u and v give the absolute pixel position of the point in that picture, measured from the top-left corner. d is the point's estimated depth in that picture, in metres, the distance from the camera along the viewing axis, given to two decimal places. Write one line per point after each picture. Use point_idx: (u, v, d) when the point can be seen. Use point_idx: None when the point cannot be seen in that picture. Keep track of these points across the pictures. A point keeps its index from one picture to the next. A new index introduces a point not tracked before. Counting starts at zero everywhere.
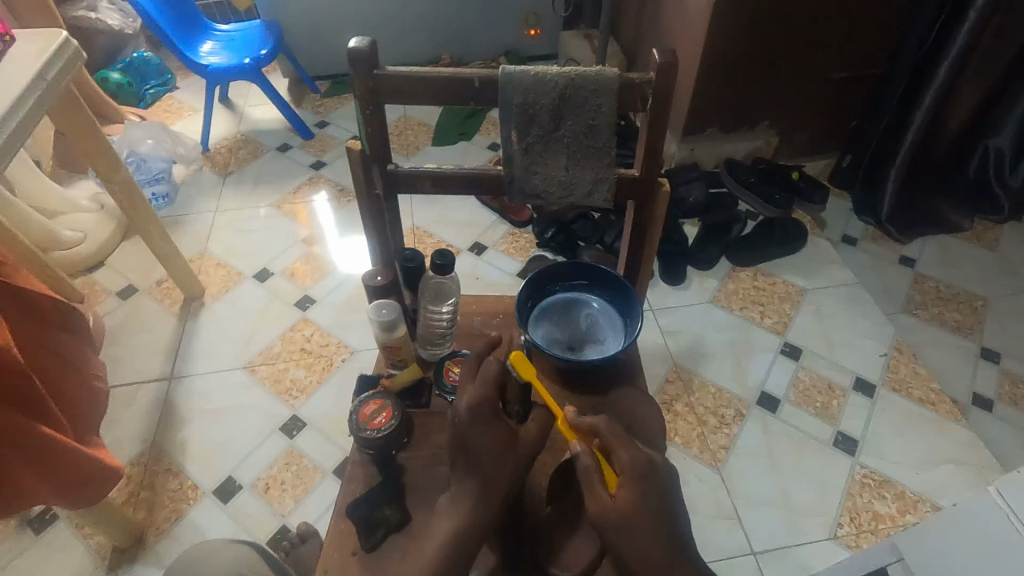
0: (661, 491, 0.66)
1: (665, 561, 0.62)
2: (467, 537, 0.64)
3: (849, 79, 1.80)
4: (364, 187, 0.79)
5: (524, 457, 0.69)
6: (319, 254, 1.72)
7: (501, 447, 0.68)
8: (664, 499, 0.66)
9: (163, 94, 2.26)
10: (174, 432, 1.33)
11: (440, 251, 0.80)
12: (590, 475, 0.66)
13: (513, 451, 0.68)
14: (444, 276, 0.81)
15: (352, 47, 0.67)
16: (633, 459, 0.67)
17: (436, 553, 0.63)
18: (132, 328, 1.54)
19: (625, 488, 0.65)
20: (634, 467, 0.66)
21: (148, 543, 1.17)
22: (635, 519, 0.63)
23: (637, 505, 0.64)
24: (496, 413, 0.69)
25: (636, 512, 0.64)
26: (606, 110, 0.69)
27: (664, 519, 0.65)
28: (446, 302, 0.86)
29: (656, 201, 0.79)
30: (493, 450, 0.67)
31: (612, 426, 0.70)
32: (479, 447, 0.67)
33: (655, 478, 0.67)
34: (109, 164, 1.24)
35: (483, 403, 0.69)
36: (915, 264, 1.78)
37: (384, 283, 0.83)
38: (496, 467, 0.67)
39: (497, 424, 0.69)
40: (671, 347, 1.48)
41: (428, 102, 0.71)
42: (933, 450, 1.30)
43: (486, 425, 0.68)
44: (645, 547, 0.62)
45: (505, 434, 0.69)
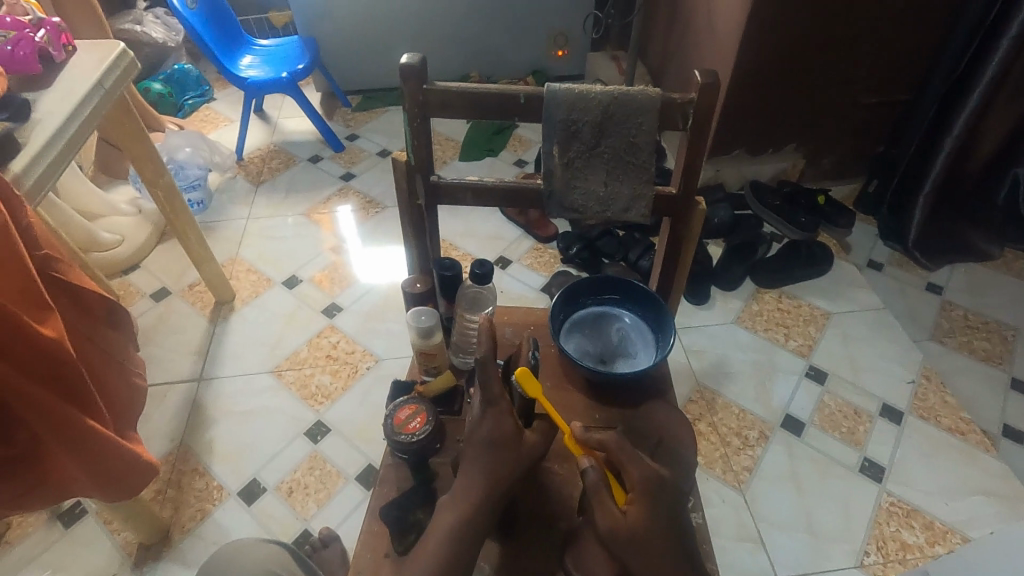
0: (671, 508, 0.67)
1: (674, 573, 0.64)
2: (468, 531, 0.65)
3: (877, 105, 1.80)
4: (406, 196, 0.81)
5: (527, 456, 0.70)
6: (346, 263, 1.75)
7: (503, 443, 0.69)
8: (672, 514, 0.66)
9: (201, 104, 2.34)
10: (201, 433, 1.35)
11: (479, 261, 0.85)
12: (600, 490, 0.66)
13: (516, 449, 0.69)
14: (482, 285, 0.85)
15: (404, 63, 0.69)
16: (644, 476, 0.67)
17: (438, 549, 0.64)
18: (164, 328, 1.58)
19: (636, 505, 0.65)
20: (645, 485, 0.66)
21: (173, 541, 1.19)
22: (645, 534, 0.64)
23: (647, 522, 0.65)
24: (501, 411, 0.70)
25: (648, 529, 0.64)
26: (646, 128, 0.71)
27: (674, 534, 0.65)
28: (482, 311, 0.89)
29: (692, 218, 0.81)
30: (494, 445, 0.68)
31: (622, 444, 0.69)
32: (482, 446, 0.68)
33: (665, 495, 0.67)
34: (155, 170, 1.29)
35: (489, 400, 0.70)
36: (942, 291, 1.77)
37: (423, 290, 0.87)
38: (497, 462, 0.68)
39: (502, 421, 0.70)
40: (694, 366, 1.48)
41: (473, 116, 0.73)
42: (963, 480, 1.28)
43: (488, 421, 0.69)
44: (656, 562, 0.63)
45: (509, 431, 0.69)
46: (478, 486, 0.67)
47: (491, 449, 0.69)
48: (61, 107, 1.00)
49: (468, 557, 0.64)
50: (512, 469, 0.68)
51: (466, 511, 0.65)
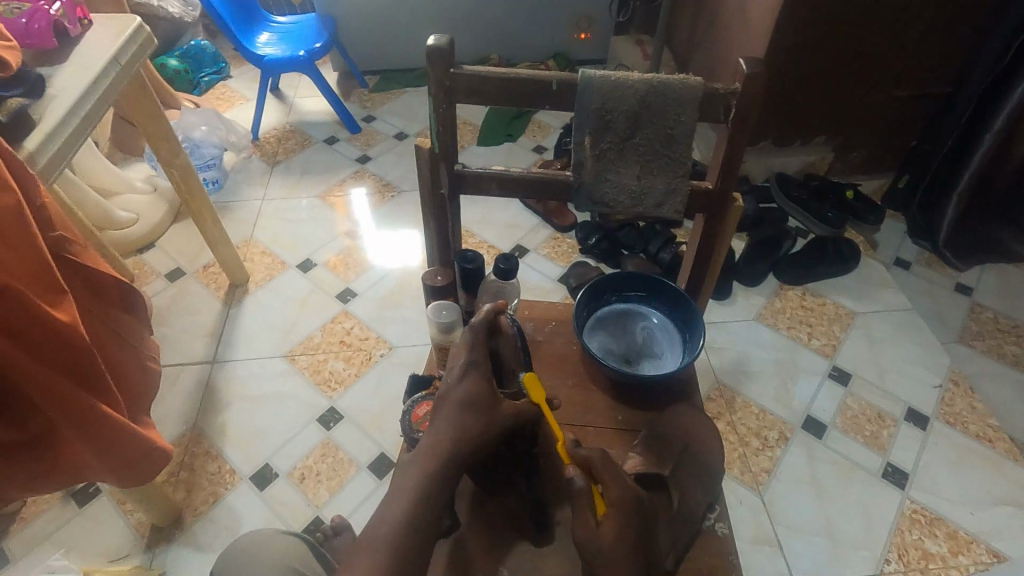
0: (645, 528, 0.65)
1: None
2: (434, 487, 0.63)
3: (915, 98, 1.73)
4: (428, 184, 0.78)
5: (500, 426, 0.70)
6: (361, 248, 1.72)
7: (476, 405, 0.69)
8: (644, 535, 0.64)
9: (217, 82, 2.31)
10: (215, 415, 1.35)
11: (505, 256, 0.83)
12: (580, 499, 0.63)
13: (490, 415, 0.69)
14: (506, 281, 0.84)
15: (431, 44, 0.66)
16: (623, 494, 0.65)
17: (404, 505, 0.61)
18: (179, 310, 1.57)
19: (612, 518, 0.63)
20: (623, 501, 0.64)
21: (185, 523, 1.19)
22: (620, 551, 0.61)
23: (620, 537, 0.62)
24: (479, 374, 0.71)
25: (618, 543, 0.61)
26: (685, 120, 0.68)
27: (641, 551, 0.63)
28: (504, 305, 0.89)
29: (728, 214, 0.77)
30: (469, 405, 0.69)
31: (606, 459, 0.67)
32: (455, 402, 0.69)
33: (640, 517, 0.65)
34: (171, 149, 1.27)
35: (471, 360, 0.71)
36: (971, 292, 1.72)
37: (444, 284, 0.85)
38: (468, 422, 0.68)
39: (479, 384, 0.70)
40: (714, 363, 1.45)
41: (502, 102, 0.70)
42: (990, 490, 1.24)
43: (464, 382, 0.70)
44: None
45: (485, 395, 0.70)
46: (447, 446, 0.66)
47: (463, 410, 0.69)
48: (77, 82, 0.98)
49: (434, 517, 0.62)
50: (481, 431, 0.68)
51: (435, 468, 0.64)
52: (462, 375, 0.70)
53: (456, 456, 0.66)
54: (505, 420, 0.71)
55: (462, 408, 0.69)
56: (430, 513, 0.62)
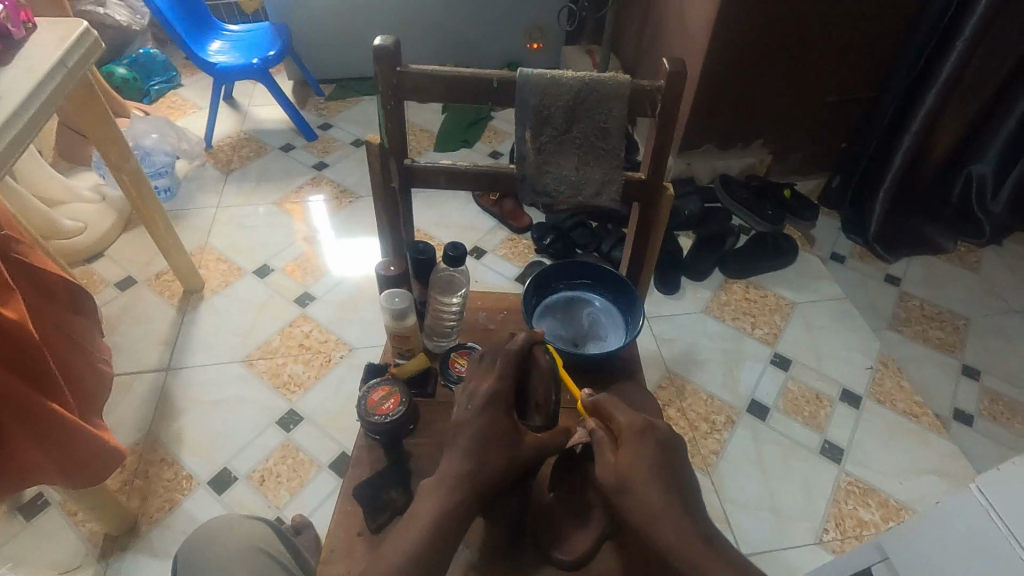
0: (664, 453, 0.65)
1: (674, 518, 0.59)
2: (453, 523, 0.61)
3: (841, 101, 1.87)
4: (379, 179, 0.81)
5: (522, 457, 0.68)
6: (320, 253, 1.74)
7: (501, 437, 0.68)
8: (669, 463, 0.64)
9: (168, 90, 2.29)
10: (170, 421, 1.33)
11: (452, 243, 0.82)
12: (598, 443, 0.68)
13: (512, 446, 0.68)
14: (456, 268, 0.84)
15: (377, 45, 0.70)
16: (631, 421, 0.68)
17: (422, 537, 0.59)
18: (131, 317, 1.54)
19: (626, 446, 0.66)
20: (627, 432, 0.67)
21: (141, 531, 1.17)
22: (631, 477, 0.63)
23: (637, 463, 0.64)
24: (504, 408, 0.70)
25: (635, 469, 0.63)
26: (617, 115, 0.73)
27: (667, 475, 0.63)
28: (456, 294, 0.87)
29: (660, 205, 0.82)
30: (493, 437, 0.67)
31: (614, 398, 0.71)
32: (478, 436, 0.67)
33: (655, 438, 0.66)
34: (120, 152, 1.26)
35: (493, 393, 0.70)
36: (899, 282, 1.90)
37: (397, 274, 0.83)
38: (487, 452, 0.66)
39: (499, 417, 0.69)
40: (665, 354, 1.52)
41: (448, 98, 0.74)
42: (915, 461, 1.34)
43: (482, 415, 0.69)
44: (644, 499, 0.61)
45: (503, 427, 0.69)
46: (468, 480, 0.64)
47: (483, 442, 0.67)
48: (21, 85, 0.97)
49: (452, 552, 0.60)
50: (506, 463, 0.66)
51: (452, 499, 0.62)
52: (483, 406, 0.69)
53: (469, 484, 0.64)
54: (529, 450, 0.69)
55: (479, 438, 0.67)
56: (448, 545, 0.60)
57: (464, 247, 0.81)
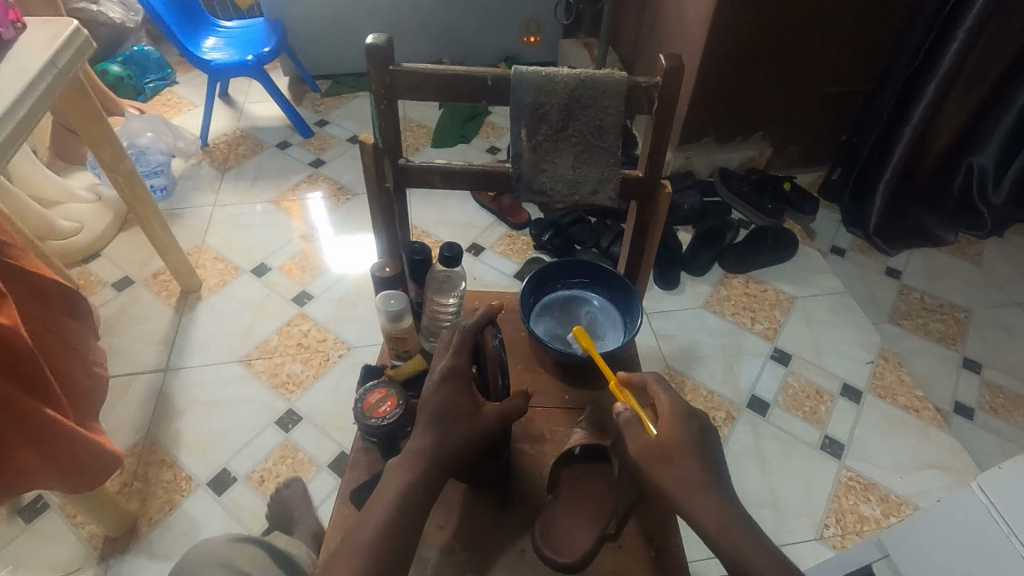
0: (701, 435, 0.68)
1: (706, 494, 0.63)
2: (416, 495, 0.64)
3: (841, 93, 1.85)
4: (373, 179, 0.80)
5: (484, 430, 0.70)
6: (318, 250, 1.73)
7: (461, 411, 0.69)
8: (704, 444, 0.67)
9: (163, 88, 2.27)
10: (169, 422, 1.33)
11: (448, 244, 0.82)
12: (633, 422, 0.69)
13: (473, 421, 0.69)
14: (451, 268, 0.83)
15: (370, 43, 0.68)
16: (673, 403, 0.70)
17: (390, 507, 0.63)
18: (129, 318, 1.54)
19: (667, 425, 0.68)
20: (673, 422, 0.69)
21: (141, 533, 1.17)
22: (670, 453, 0.66)
23: (676, 441, 0.67)
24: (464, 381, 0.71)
25: (675, 446, 0.66)
26: (612, 112, 0.72)
27: (703, 455, 0.66)
28: (452, 295, 0.87)
29: (659, 203, 0.81)
30: (452, 412, 0.68)
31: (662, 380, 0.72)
32: (436, 412, 0.68)
33: (694, 421, 0.69)
34: (114, 153, 1.24)
35: (449, 368, 0.70)
36: (900, 275, 1.89)
37: (392, 275, 0.84)
38: (448, 428, 0.68)
39: (457, 391, 0.69)
40: (664, 350, 1.51)
41: (442, 96, 0.73)
42: (917, 456, 1.34)
43: (441, 390, 0.69)
44: (682, 474, 0.65)
45: (463, 402, 0.69)
46: (431, 453, 0.66)
47: (442, 416, 0.68)
48: (11, 86, 0.96)
49: (416, 525, 0.63)
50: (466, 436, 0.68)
51: (416, 472, 0.65)
52: (441, 381, 0.70)
53: (437, 462, 0.66)
54: (489, 422, 0.70)
55: (439, 414, 0.68)
56: (413, 516, 0.63)
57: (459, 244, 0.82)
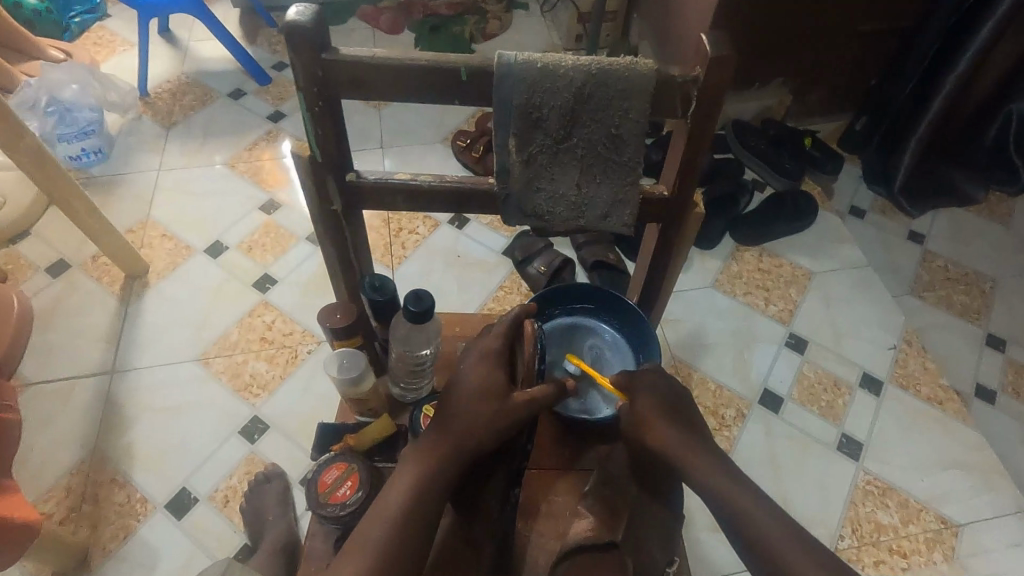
0: (676, 397, 0.76)
1: (687, 446, 0.71)
2: (427, 491, 0.63)
3: (877, 32, 1.61)
4: (315, 200, 0.61)
5: (513, 415, 0.65)
6: (280, 224, 1.52)
7: (483, 394, 0.65)
8: (677, 401, 0.75)
9: (92, 23, 1.95)
10: (118, 435, 1.19)
11: (415, 293, 0.64)
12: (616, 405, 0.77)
13: (501, 404, 0.65)
14: (419, 324, 0.65)
15: (289, 20, 0.48)
16: (651, 377, 0.77)
17: (398, 506, 0.62)
18: (66, 310, 1.36)
19: (644, 394, 0.75)
20: (673, 421, 0.73)
21: (93, 565, 1.06)
22: (648, 417, 0.73)
23: (655, 405, 0.74)
24: (494, 361, 0.68)
25: (654, 410, 0.74)
26: (634, 116, 0.52)
27: (679, 409, 0.75)
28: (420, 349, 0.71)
29: (684, 222, 0.65)
30: (474, 396, 0.65)
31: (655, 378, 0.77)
32: (465, 392, 0.66)
33: (669, 387, 0.76)
34: (9, 128, 1.01)
35: (490, 346, 0.69)
36: (924, 240, 1.72)
37: (346, 324, 0.69)
38: (474, 410, 0.65)
39: (494, 370, 0.67)
40: (669, 338, 1.37)
41: (400, 96, 0.53)
42: (939, 454, 1.24)
43: (476, 370, 0.67)
44: (662, 435, 0.72)
45: (496, 382, 0.66)
46: (446, 445, 0.65)
47: (474, 396, 0.66)
48: None
49: (426, 525, 0.62)
50: (487, 423, 0.64)
51: (427, 467, 0.63)
52: (479, 359, 0.68)
53: (456, 453, 0.65)
54: (519, 409, 0.65)
55: (470, 393, 0.66)
56: (422, 517, 0.62)
57: (431, 297, 0.63)
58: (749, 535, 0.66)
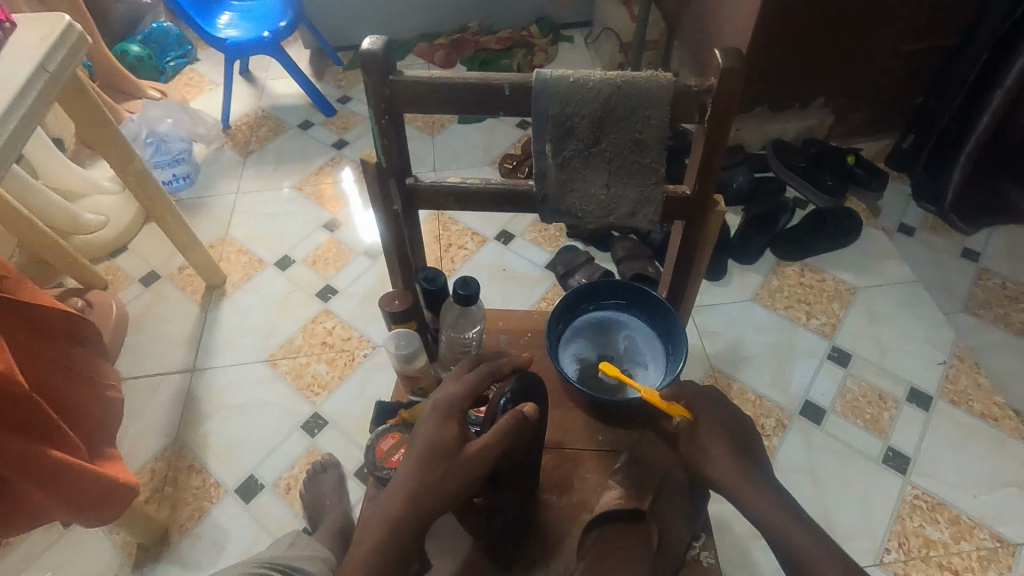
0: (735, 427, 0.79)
1: (739, 467, 0.74)
2: (389, 549, 0.59)
3: (919, 51, 1.62)
4: (380, 202, 0.71)
5: (467, 476, 0.61)
6: (342, 240, 1.66)
7: (437, 451, 0.61)
8: (736, 430, 0.78)
9: (184, 66, 2.20)
10: (197, 427, 1.32)
11: (464, 279, 0.74)
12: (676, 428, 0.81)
13: (454, 463, 0.61)
14: (468, 306, 0.75)
15: (365, 49, 0.58)
16: (709, 405, 0.80)
17: (363, 560, 0.59)
18: (155, 316, 1.52)
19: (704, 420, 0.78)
20: (729, 446, 0.76)
21: (172, 541, 1.17)
22: (710, 439, 0.76)
23: (714, 430, 0.77)
24: (449, 415, 0.64)
25: (713, 433, 0.77)
26: (655, 123, 0.60)
27: (738, 439, 0.77)
28: (469, 330, 0.81)
29: (709, 219, 0.71)
30: (424, 455, 0.61)
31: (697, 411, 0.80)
32: (419, 452, 0.62)
33: (728, 418, 0.79)
34: (121, 154, 1.18)
35: (446, 401, 0.64)
36: (978, 257, 1.69)
37: (401, 309, 0.81)
38: (429, 472, 0.61)
39: (446, 428, 0.63)
40: (709, 349, 1.40)
41: (451, 108, 0.62)
42: (994, 471, 1.21)
43: (430, 428, 0.63)
44: (720, 457, 0.75)
45: (449, 441, 0.62)
46: (406, 501, 0.60)
47: (429, 456, 0.62)
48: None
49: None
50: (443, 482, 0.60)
51: (386, 528, 0.59)
52: (432, 414, 0.64)
53: (413, 515, 0.60)
54: (473, 467, 0.61)
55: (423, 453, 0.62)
56: None
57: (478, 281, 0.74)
58: (784, 545, 0.68)
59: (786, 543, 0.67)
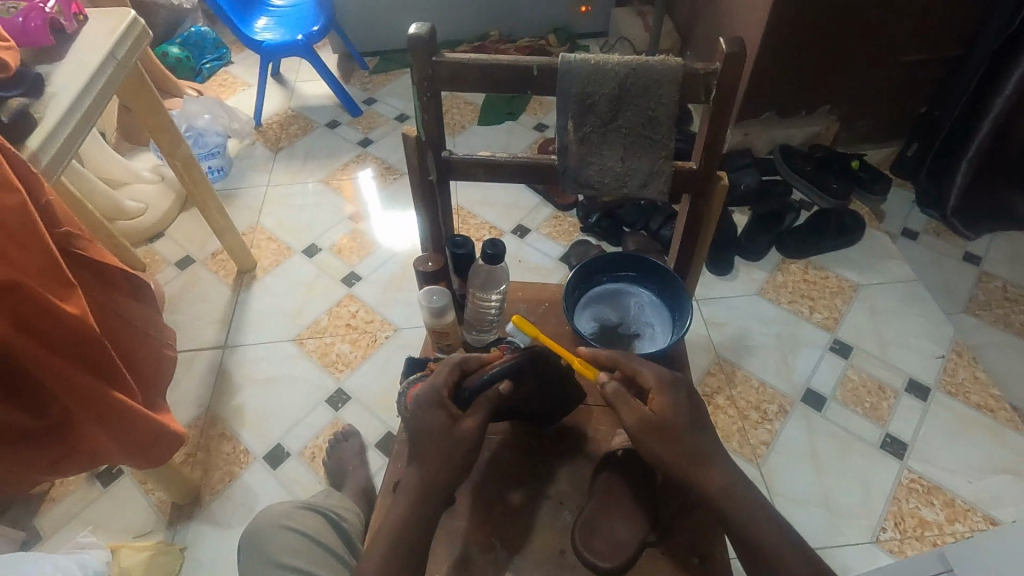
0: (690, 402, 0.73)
1: (694, 445, 0.70)
2: (411, 528, 0.68)
3: (922, 62, 1.70)
4: (417, 173, 0.80)
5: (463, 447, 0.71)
6: (365, 231, 1.75)
7: (433, 436, 0.71)
8: (692, 406, 0.72)
9: (219, 68, 2.32)
10: (228, 398, 1.40)
11: (491, 240, 0.84)
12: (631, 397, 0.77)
13: (449, 441, 0.71)
14: (494, 265, 0.85)
15: (412, 33, 0.66)
16: (656, 373, 0.74)
17: (388, 536, 0.68)
18: (190, 296, 1.61)
19: (658, 397, 0.72)
20: (690, 420, 0.72)
21: (204, 501, 1.24)
22: (670, 421, 0.70)
23: (670, 410, 0.71)
24: (436, 401, 0.73)
25: (670, 415, 0.71)
26: (665, 101, 0.68)
27: (693, 415, 0.72)
28: (495, 290, 0.91)
29: (713, 192, 0.79)
30: (423, 440, 0.72)
31: (676, 378, 0.74)
32: (421, 438, 0.72)
33: (680, 388, 0.73)
34: (171, 140, 1.28)
35: (433, 387, 0.74)
36: (980, 261, 1.73)
37: (435, 269, 0.90)
38: (430, 455, 0.71)
39: (436, 412, 0.72)
40: (715, 338, 1.46)
41: (486, 87, 0.70)
42: (989, 458, 1.25)
43: (425, 415, 0.72)
44: (676, 443, 0.70)
45: (440, 422, 0.72)
46: (417, 483, 0.70)
47: (427, 441, 0.71)
48: (73, 81, 0.98)
49: (417, 552, 0.67)
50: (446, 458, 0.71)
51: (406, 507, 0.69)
52: (424, 402, 0.73)
53: (427, 493, 0.69)
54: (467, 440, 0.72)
55: (422, 441, 0.72)
56: (410, 552, 0.67)
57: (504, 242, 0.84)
58: (734, 518, 0.68)
59: (738, 521, 0.68)
